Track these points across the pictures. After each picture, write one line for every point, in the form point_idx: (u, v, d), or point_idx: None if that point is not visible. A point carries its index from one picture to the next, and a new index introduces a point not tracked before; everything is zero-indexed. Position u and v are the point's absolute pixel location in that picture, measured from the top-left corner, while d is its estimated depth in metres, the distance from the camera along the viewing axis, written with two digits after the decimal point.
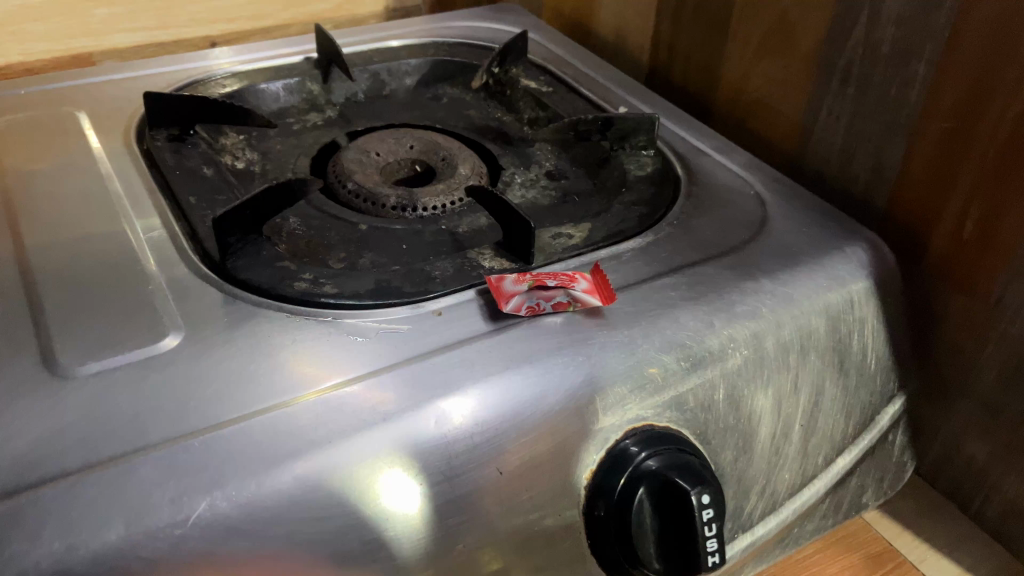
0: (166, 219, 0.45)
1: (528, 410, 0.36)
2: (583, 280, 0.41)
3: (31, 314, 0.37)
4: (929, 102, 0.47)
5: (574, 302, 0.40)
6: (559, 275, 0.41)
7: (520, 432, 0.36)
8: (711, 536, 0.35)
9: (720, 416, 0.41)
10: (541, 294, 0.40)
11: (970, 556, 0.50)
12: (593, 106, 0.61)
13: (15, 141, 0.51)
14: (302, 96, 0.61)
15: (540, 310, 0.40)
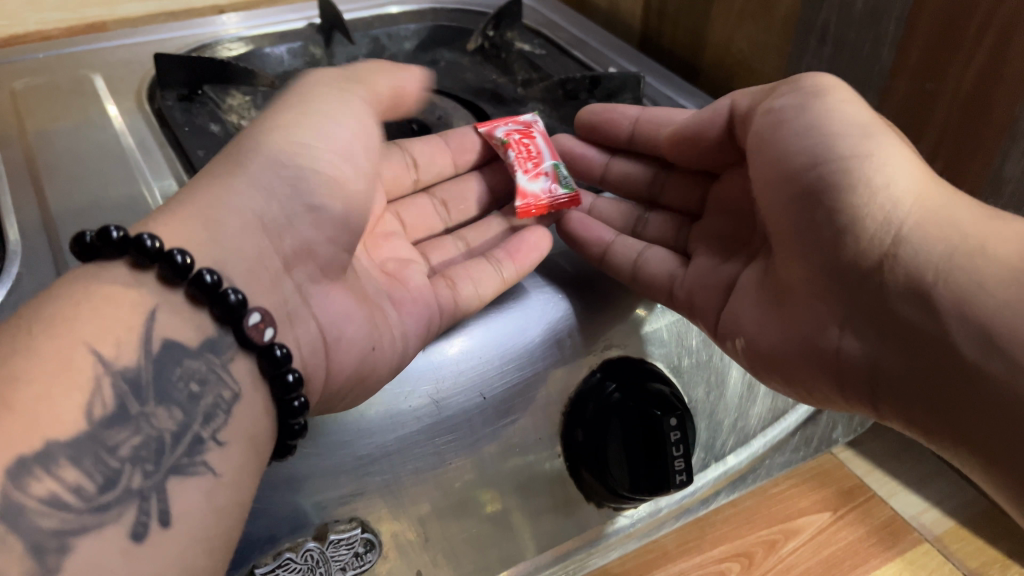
0: (177, 173, 0.49)
1: (508, 345, 0.40)
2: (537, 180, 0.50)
3: (54, 258, 0.41)
4: (898, 61, 0.49)
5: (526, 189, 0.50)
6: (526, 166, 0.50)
7: (503, 364, 0.39)
8: (678, 457, 0.40)
9: (692, 353, 0.45)
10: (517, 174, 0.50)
11: (937, 492, 0.53)
12: (583, 66, 0.64)
13: (35, 100, 0.54)
14: (305, 60, 0.64)
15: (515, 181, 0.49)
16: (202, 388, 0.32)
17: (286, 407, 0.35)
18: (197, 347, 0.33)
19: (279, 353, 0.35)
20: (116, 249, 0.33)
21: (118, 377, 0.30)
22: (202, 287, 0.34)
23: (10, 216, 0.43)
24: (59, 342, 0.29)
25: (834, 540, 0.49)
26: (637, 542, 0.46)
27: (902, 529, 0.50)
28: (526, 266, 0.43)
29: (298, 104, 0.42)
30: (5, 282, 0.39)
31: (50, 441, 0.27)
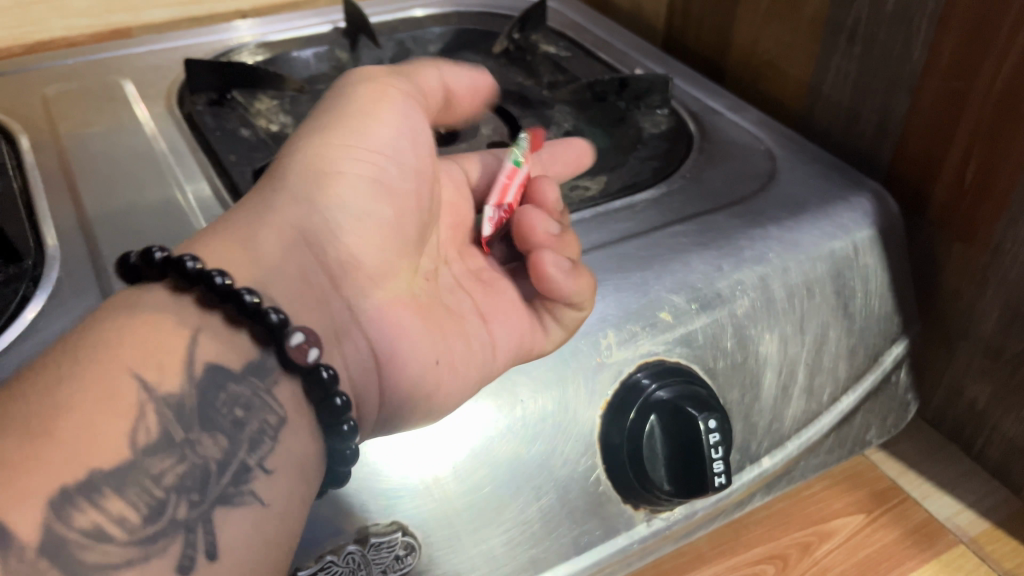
0: (209, 175, 0.49)
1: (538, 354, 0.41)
2: None
3: (92, 262, 0.42)
4: (929, 61, 0.49)
5: None
6: None
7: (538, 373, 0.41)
8: (716, 459, 0.39)
9: (727, 355, 0.44)
10: None
11: (971, 493, 0.52)
12: (609, 68, 0.64)
13: (67, 106, 0.55)
14: (331, 64, 0.65)
15: None
16: (246, 415, 0.32)
17: (339, 455, 0.34)
18: (240, 370, 0.32)
19: (339, 402, 0.34)
20: (184, 280, 0.32)
21: (161, 404, 0.29)
22: (267, 326, 0.33)
23: (48, 222, 0.44)
24: (102, 364, 0.28)
25: (869, 542, 0.48)
26: (674, 545, 0.46)
27: (937, 531, 0.50)
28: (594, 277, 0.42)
29: (366, 117, 0.38)
30: (46, 287, 0.40)
31: (95, 470, 0.26)
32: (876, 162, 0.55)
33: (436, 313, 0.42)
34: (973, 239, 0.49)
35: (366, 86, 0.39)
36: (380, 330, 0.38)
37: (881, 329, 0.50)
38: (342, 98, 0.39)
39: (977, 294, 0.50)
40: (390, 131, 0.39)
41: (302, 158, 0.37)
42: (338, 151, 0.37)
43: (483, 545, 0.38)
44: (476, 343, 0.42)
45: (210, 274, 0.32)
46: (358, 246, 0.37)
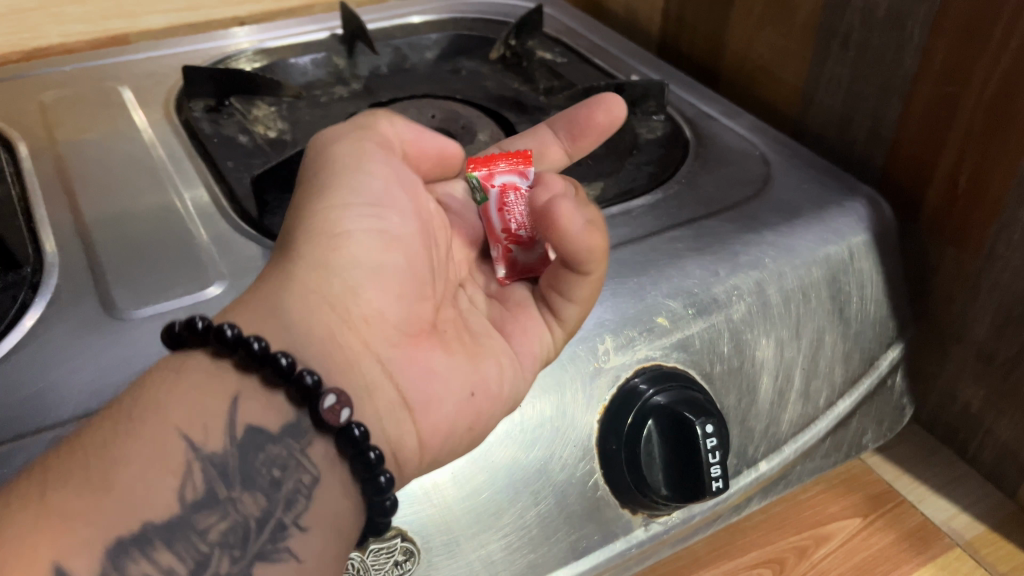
0: (207, 182, 0.49)
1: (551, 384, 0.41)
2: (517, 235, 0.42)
3: (90, 268, 0.42)
4: (921, 67, 0.49)
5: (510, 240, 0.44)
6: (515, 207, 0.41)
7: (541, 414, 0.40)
8: (715, 464, 0.39)
9: (723, 359, 0.44)
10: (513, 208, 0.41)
11: (966, 496, 0.53)
12: (604, 73, 0.65)
13: (63, 113, 0.55)
14: (328, 70, 0.65)
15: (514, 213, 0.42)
16: (284, 474, 0.32)
17: (372, 484, 0.34)
18: (278, 432, 0.33)
19: (358, 432, 0.34)
20: (224, 346, 0.33)
21: (206, 462, 0.31)
22: (302, 389, 0.33)
23: (46, 229, 0.44)
24: (155, 429, 0.30)
25: (865, 546, 0.49)
26: (670, 549, 0.46)
27: (932, 534, 0.50)
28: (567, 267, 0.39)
29: (356, 175, 0.38)
30: (45, 294, 0.40)
31: (148, 522, 0.28)
32: (870, 167, 0.55)
33: (461, 340, 0.41)
34: (965, 243, 0.49)
35: (349, 140, 0.40)
36: (411, 377, 0.37)
37: (876, 334, 0.50)
38: (328, 155, 0.39)
39: (970, 298, 0.50)
40: (378, 178, 0.39)
41: (306, 234, 0.37)
42: (337, 207, 0.37)
43: (481, 551, 0.38)
44: (505, 360, 0.40)
45: (249, 342, 0.33)
46: (378, 298, 0.37)
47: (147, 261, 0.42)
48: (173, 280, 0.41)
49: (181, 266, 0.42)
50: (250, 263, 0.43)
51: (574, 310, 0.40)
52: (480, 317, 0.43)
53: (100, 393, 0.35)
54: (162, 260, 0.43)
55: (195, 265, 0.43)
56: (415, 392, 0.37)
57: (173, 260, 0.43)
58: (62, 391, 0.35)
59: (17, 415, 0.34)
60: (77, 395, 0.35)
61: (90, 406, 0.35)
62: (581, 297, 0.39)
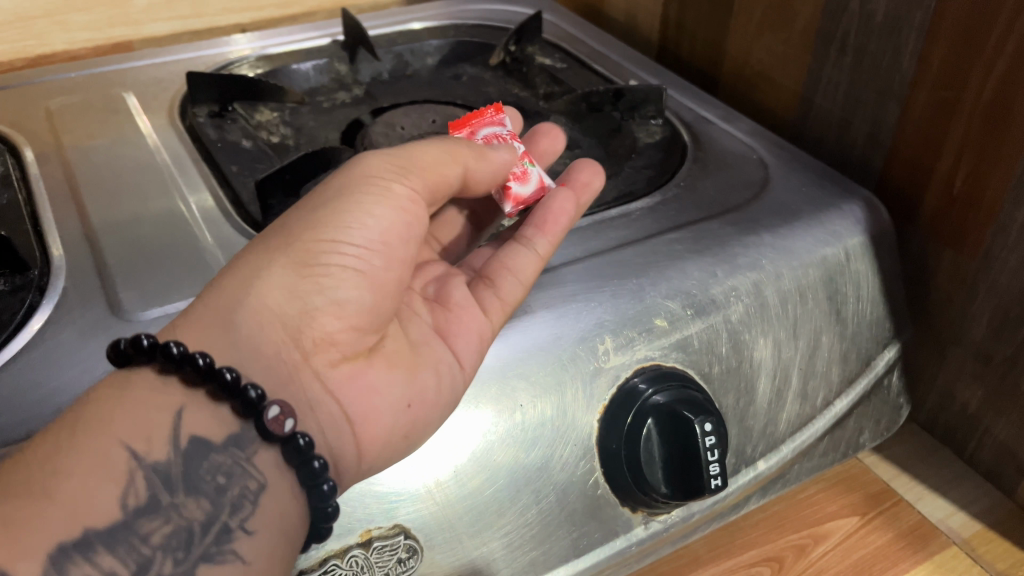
0: (212, 186, 0.50)
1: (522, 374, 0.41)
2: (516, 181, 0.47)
3: (97, 270, 0.42)
4: (918, 71, 0.50)
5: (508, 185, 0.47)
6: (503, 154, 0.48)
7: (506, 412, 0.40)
8: (713, 462, 0.40)
9: (722, 359, 0.45)
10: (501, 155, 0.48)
11: (963, 496, 0.53)
12: (605, 79, 0.65)
13: (70, 119, 0.56)
14: (331, 76, 0.66)
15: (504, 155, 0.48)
16: (228, 481, 0.33)
17: (317, 492, 0.35)
18: (221, 442, 0.34)
19: (302, 442, 0.35)
20: (171, 362, 0.34)
21: (150, 469, 0.32)
22: (246, 404, 0.34)
23: (53, 233, 0.44)
24: (97, 438, 0.31)
25: (863, 544, 0.49)
26: (671, 547, 0.47)
27: (930, 533, 0.50)
28: (559, 230, 0.45)
29: (342, 200, 0.38)
30: (52, 296, 0.40)
31: (89, 528, 0.30)
32: (868, 171, 0.56)
33: (403, 352, 0.41)
34: (963, 245, 0.50)
35: (368, 163, 0.40)
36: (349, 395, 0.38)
37: (873, 334, 0.51)
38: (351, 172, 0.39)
39: (968, 299, 0.51)
40: (365, 212, 0.38)
41: (276, 243, 0.38)
42: (308, 227, 0.38)
43: (483, 548, 0.39)
44: (443, 368, 0.41)
45: (193, 358, 0.34)
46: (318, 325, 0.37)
47: (154, 264, 0.43)
48: (179, 282, 0.42)
49: (187, 269, 0.43)
50: None
51: (519, 292, 0.42)
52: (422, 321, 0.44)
53: None
54: (168, 263, 0.43)
55: (201, 268, 0.43)
56: (354, 406, 0.38)
57: (178, 263, 0.43)
58: (70, 390, 0.36)
59: (27, 414, 0.35)
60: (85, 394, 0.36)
61: None
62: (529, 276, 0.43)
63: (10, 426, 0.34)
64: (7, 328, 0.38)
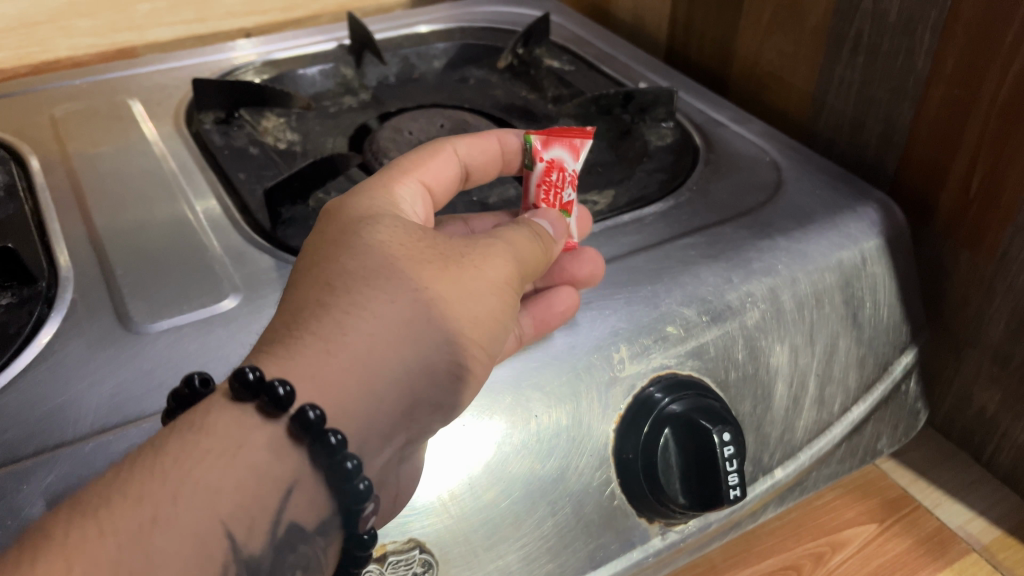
0: (219, 195, 0.49)
1: (535, 385, 0.40)
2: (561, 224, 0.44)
3: (106, 282, 0.42)
4: (932, 72, 0.49)
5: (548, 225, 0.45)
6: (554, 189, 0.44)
7: (517, 425, 0.39)
8: (732, 472, 0.39)
9: (738, 366, 0.44)
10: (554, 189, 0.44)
11: (982, 501, 0.52)
12: (613, 80, 0.65)
13: (75, 127, 0.55)
14: (337, 80, 0.65)
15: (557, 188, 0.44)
16: (302, 575, 0.33)
17: (357, 540, 0.34)
18: (310, 530, 0.33)
19: (362, 487, 0.33)
20: (303, 428, 0.32)
21: (242, 565, 0.30)
22: (354, 495, 0.33)
23: (60, 243, 0.44)
24: (199, 516, 0.29)
25: (881, 552, 0.48)
26: (687, 558, 0.46)
27: (949, 539, 0.50)
28: (546, 328, 0.41)
29: (480, 283, 0.37)
30: (60, 309, 0.40)
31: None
32: (882, 172, 0.55)
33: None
34: (980, 247, 0.49)
35: (503, 250, 0.39)
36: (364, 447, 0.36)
37: (890, 338, 0.50)
38: (487, 252, 0.38)
39: (985, 302, 0.50)
40: (494, 307, 0.37)
41: (408, 291, 0.35)
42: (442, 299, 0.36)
43: (499, 561, 0.38)
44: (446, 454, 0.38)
45: (327, 435, 0.32)
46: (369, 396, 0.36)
47: (162, 275, 0.42)
48: (188, 293, 0.41)
49: (196, 279, 0.42)
50: (263, 276, 0.43)
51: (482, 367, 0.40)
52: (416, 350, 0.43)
53: (118, 407, 0.35)
54: (177, 273, 0.43)
55: (212, 279, 0.42)
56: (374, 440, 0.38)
57: (188, 274, 0.43)
58: (80, 406, 0.35)
59: (36, 430, 0.34)
60: (96, 410, 0.35)
61: (109, 420, 0.35)
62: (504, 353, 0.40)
63: (19, 443, 0.33)
64: (16, 343, 0.38)
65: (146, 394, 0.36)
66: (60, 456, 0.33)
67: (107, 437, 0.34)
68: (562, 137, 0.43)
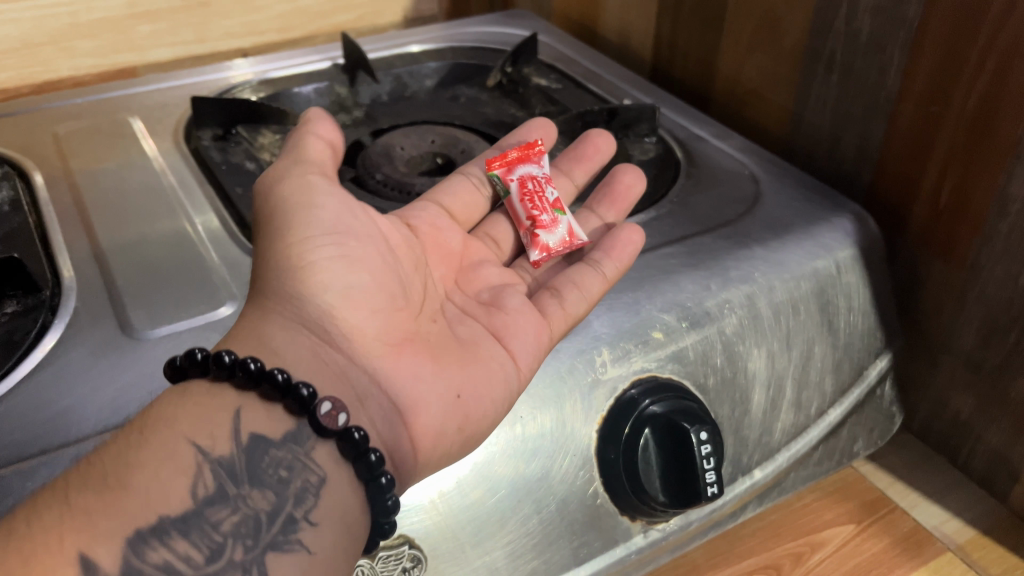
0: (217, 209, 0.51)
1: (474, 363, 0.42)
2: (559, 227, 0.50)
3: (107, 291, 0.44)
4: (903, 89, 0.51)
5: (546, 229, 0.50)
6: (543, 196, 0.51)
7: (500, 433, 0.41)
8: (710, 469, 0.41)
9: (717, 371, 0.46)
10: (542, 196, 0.51)
11: (957, 503, 0.54)
12: (599, 98, 0.67)
13: (78, 143, 0.57)
14: (331, 98, 0.67)
15: (543, 193, 0.51)
16: (290, 474, 0.34)
17: (374, 485, 0.35)
18: (279, 437, 0.35)
19: (374, 458, 0.35)
20: (224, 371, 0.35)
21: (215, 464, 0.33)
22: (300, 402, 0.35)
23: (64, 254, 0.46)
24: (165, 433, 0.32)
25: (859, 551, 0.50)
26: (669, 556, 0.48)
27: (925, 539, 0.51)
28: (624, 259, 0.46)
29: (301, 203, 0.39)
30: (64, 317, 0.42)
31: (164, 516, 0.31)
32: (857, 184, 0.57)
33: (449, 350, 0.43)
34: (951, 256, 0.51)
35: (283, 166, 0.40)
36: (400, 383, 0.40)
37: (865, 344, 0.52)
38: (302, 148, 0.41)
39: (957, 309, 0.52)
40: (331, 208, 0.40)
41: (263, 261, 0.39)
42: (306, 200, 0.39)
43: (485, 558, 0.40)
44: (495, 364, 0.42)
45: (244, 363, 0.35)
46: (382, 313, 0.40)
47: (162, 286, 0.44)
48: (187, 302, 0.43)
49: (195, 289, 0.44)
50: None
51: (582, 307, 0.44)
52: (472, 326, 0.45)
53: (119, 408, 0.37)
54: (176, 283, 0.44)
55: (210, 289, 0.44)
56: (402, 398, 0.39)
57: (187, 284, 0.44)
58: (83, 408, 0.37)
59: (41, 430, 0.36)
60: (98, 411, 0.37)
61: (110, 420, 0.36)
62: (597, 292, 0.45)
63: (25, 442, 0.35)
64: (20, 347, 0.39)
65: (146, 397, 0.38)
66: (63, 453, 0.35)
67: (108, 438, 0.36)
68: (526, 157, 0.52)
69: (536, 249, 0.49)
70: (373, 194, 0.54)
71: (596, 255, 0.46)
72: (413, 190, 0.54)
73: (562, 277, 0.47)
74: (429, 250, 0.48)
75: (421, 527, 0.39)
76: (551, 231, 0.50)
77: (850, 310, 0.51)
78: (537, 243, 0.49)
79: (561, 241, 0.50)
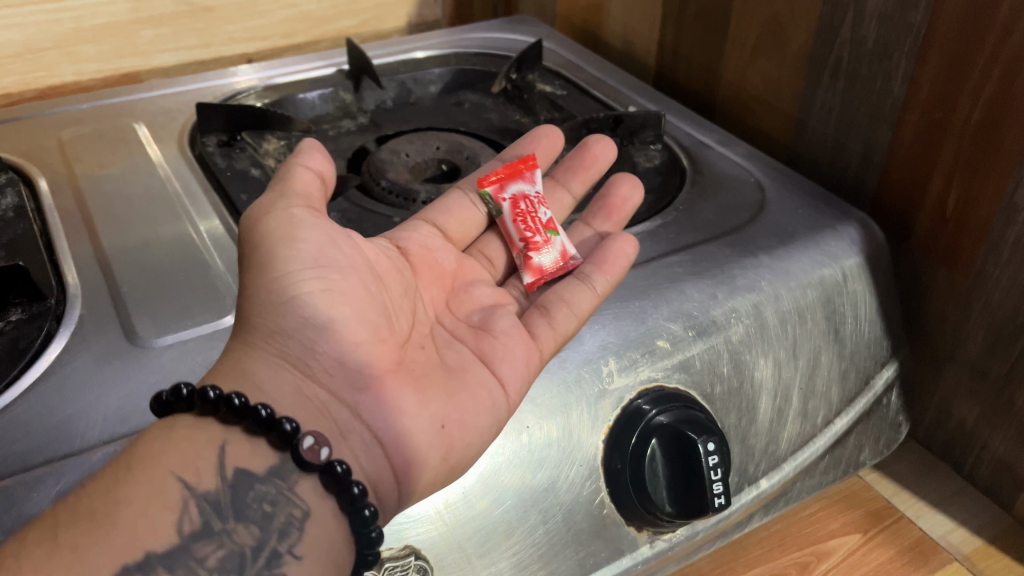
0: (222, 215, 0.51)
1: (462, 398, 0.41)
2: (551, 249, 0.50)
3: (112, 298, 0.43)
4: (908, 97, 0.51)
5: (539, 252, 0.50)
6: (533, 217, 0.51)
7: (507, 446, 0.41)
8: (716, 480, 0.41)
9: (724, 380, 0.46)
10: (533, 217, 0.51)
11: (963, 512, 0.54)
12: (603, 104, 0.67)
13: (81, 149, 0.57)
14: (336, 105, 0.67)
15: (534, 213, 0.51)
16: (274, 508, 0.34)
17: (357, 518, 0.35)
18: (264, 473, 0.35)
19: (357, 491, 0.35)
20: (208, 405, 0.35)
21: (201, 499, 0.33)
22: (283, 436, 0.35)
23: (68, 262, 0.45)
24: (151, 470, 0.32)
25: (865, 561, 0.50)
26: (674, 566, 0.48)
27: (931, 549, 0.51)
28: (618, 270, 0.45)
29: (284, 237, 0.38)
30: (69, 325, 0.41)
31: (150, 551, 0.30)
32: (863, 192, 0.57)
33: (437, 377, 0.42)
34: (956, 265, 0.51)
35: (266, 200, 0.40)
36: (384, 416, 0.39)
37: (871, 353, 0.52)
38: (291, 181, 0.40)
39: (963, 318, 0.52)
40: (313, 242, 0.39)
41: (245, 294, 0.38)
42: (290, 233, 0.38)
43: (492, 568, 0.39)
44: (483, 394, 0.41)
45: (228, 398, 0.34)
46: (368, 345, 0.40)
47: (167, 293, 0.44)
48: (192, 309, 0.43)
49: (201, 296, 0.44)
50: None
51: (573, 324, 0.43)
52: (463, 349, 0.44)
53: (126, 418, 0.37)
54: (182, 291, 0.44)
55: (216, 296, 0.44)
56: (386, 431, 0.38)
57: (192, 291, 0.44)
58: (88, 418, 0.37)
59: (46, 440, 0.35)
60: (103, 422, 0.37)
61: (116, 430, 0.36)
62: (588, 309, 0.44)
63: (29, 452, 0.35)
64: (25, 356, 0.39)
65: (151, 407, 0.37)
66: (67, 465, 0.34)
67: (113, 448, 0.35)
68: (514, 175, 0.52)
69: (531, 275, 0.49)
70: (377, 201, 0.54)
71: (586, 267, 0.46)
72: (416, 198, 0.54)
73: (552, 296, 0.46)
74: (419, 273, 0.47)
75: (427, 536, 0.38)
76: (544, 254, 0.50)
77: (857, 319, 0.51)
78: (530, 268, 0.49)
79: (554, 264, 0.49)
